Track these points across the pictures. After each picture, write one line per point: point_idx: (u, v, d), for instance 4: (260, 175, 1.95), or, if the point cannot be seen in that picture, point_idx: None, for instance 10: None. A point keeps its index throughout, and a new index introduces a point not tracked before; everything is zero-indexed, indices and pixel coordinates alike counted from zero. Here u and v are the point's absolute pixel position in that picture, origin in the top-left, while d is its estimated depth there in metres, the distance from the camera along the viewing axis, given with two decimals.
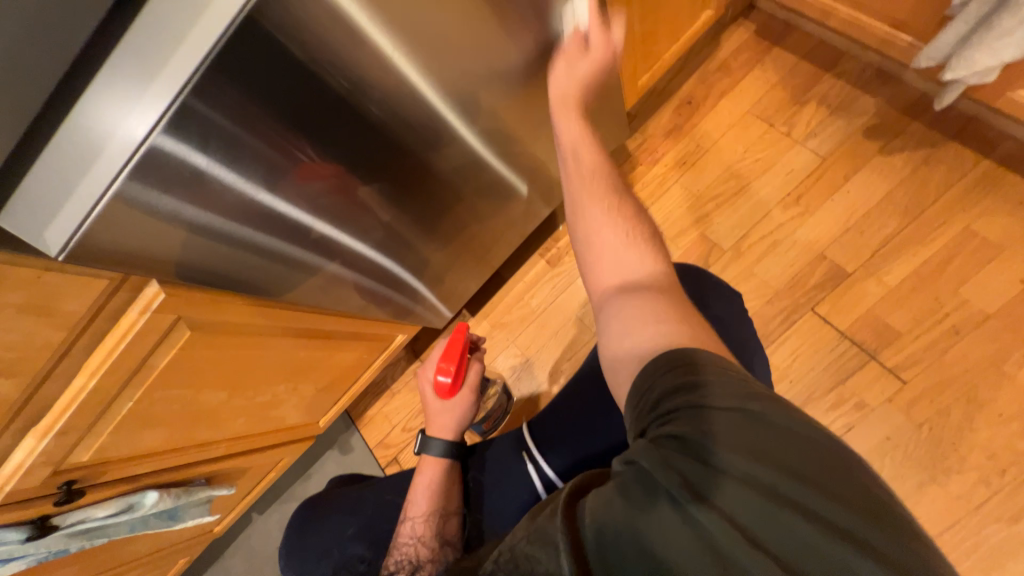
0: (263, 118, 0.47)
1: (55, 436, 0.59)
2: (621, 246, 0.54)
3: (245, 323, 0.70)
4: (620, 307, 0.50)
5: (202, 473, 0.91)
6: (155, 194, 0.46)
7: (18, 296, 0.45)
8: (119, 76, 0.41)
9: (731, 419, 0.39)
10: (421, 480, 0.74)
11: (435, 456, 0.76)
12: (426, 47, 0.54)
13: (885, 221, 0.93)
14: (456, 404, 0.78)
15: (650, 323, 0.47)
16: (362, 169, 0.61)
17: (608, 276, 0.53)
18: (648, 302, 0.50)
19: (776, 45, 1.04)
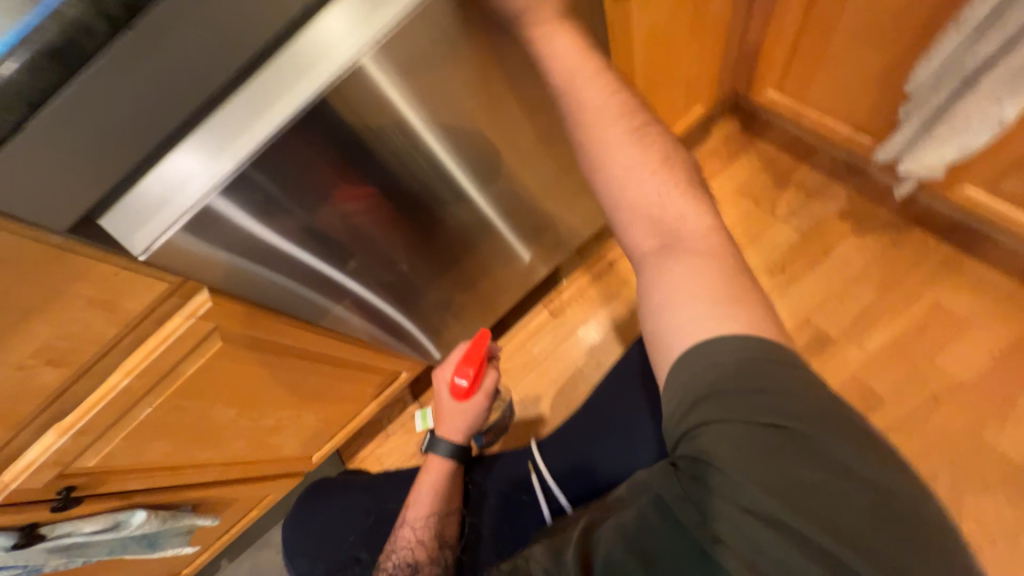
0: (321, 166, 0.57)
1: (74, 435, 0.61)
2: (663, 191, 0.47)
3: (270, 341, 0.74)
4: (668, 274, 0.45)
5: (191, 498, 0.90)
6: (231, 215, 0.54)
7: (91, 289, 0.50)
8: (225, 116, 0.49)
9: (759, 450, 0.39)
10: (427, 478, 0.80)
11: (444, 456, 0.82)
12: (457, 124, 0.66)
13: (862, 292, 1.02)
14: (470, 407, 0.84)
15: (706, 297, 0.44)
16: (394, 207, 0.69)
17: (648, 233, 0.47)
18: (699, 264, 0.45)
19: (758, 138, 1.21)
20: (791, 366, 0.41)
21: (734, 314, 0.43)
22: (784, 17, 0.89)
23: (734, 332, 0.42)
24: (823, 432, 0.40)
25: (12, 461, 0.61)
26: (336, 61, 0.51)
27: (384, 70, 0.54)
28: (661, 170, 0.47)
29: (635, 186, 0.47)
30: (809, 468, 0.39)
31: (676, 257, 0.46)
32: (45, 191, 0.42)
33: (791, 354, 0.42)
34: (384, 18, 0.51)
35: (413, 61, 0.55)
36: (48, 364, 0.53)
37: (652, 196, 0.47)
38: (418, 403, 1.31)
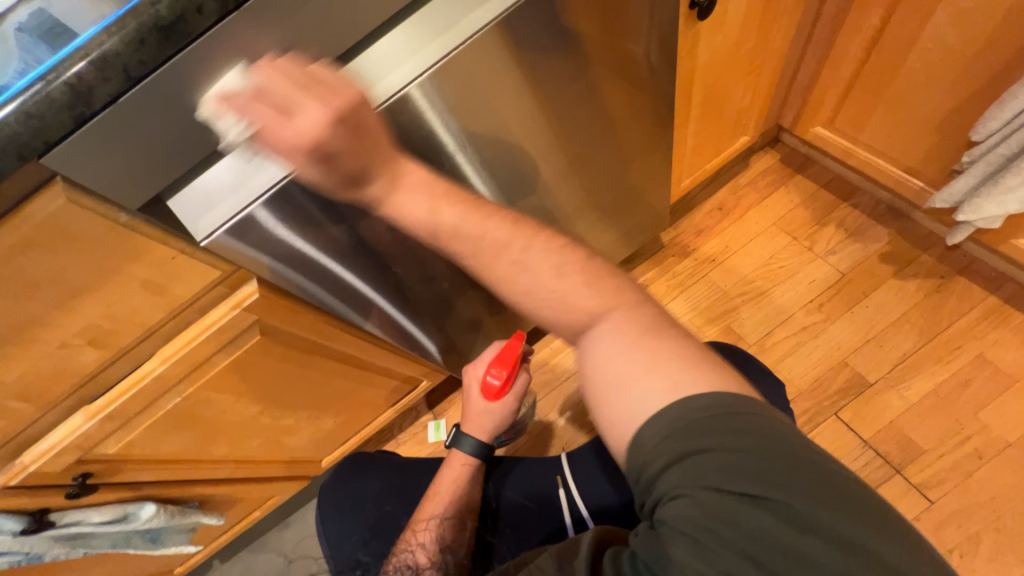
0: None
1: (101, 419, 0.59)
2: (570, 290, 0.47)
3: (305, 340, 0.72)
4: (598, 362, 0.47)
5: (200, 494, 0.86)
6: (274, 222, 0.51)
7: (147, 270, 0.48)
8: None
9: (727, 512, 0.38)
10: (447, 474, 0.78)
11: (466, 454, 0.79)
12: (521, 135, 0.65)
13: (902, 338, 1.00)
14: (497, 409, 0.80)
15: (638, 376, 0.44)
16: None
17: (568, 328, 0.49)
18: (625, 344, 0.46)
19: (798, 173, 1.20)
20: (755, 426, 0.40)
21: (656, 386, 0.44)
22: (842, 54, 0.89)
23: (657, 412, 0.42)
24: (799, 490, 0.38)
25: (34, 442, 0.58)
26: (399, 78, 0.50)
27: (440, 92, 0.52)
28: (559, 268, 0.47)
29: (542, 280, 0.47)
30: (778, 525, 0.37)
31: (601, 337, 0.47)
32: (125, 166, 0.40)
33: (755, 411, 0.42)
34: (466, 32, 0.50)
35: (470, 84, 0.54)
36: (89, 344, 0.51)
37: (560, 296, 0.47)
38: (432, 413, 1.27)
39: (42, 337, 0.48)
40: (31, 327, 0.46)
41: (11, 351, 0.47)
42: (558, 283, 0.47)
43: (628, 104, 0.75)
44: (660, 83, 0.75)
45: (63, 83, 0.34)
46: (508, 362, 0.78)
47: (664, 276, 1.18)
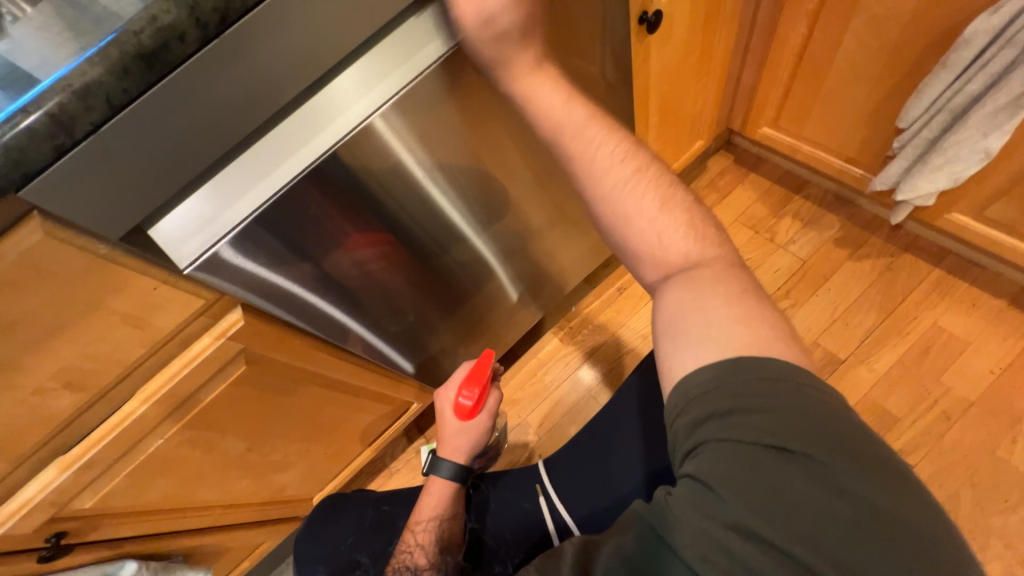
0: (340, 219, 0.57)
1: (77, 470, 0.56)
2: (667, 229, 0.49)
3: (291, 368, 0.71)
4: (677, 298, 0.46)
5: (184, 546, 0.81)
6: (242, 257, 0.51)
7: (128, 303, 0.47)
8: (279, 139, 0.49)
9: (754, 463, 0.37)
10: (428, 496, 0.74)
11: (445, 479, 0.74)
12: (494, 149, 0.68)
13: (865, 315, 1.06)
14: (473, 428, 0.77)
15: (716, 319, 0.44)
16: (406, 247, 0.68)
17: (650, 263, 0.49)
18: (708, 283, 0.46)
19: (752, 172, 1.29)
20: (795, 391, 0.39)
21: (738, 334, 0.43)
22: (777, 60, 0.98)
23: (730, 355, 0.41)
24: (828, 450, 0.37)
25: (3, 502, 0.54)
26: (363, 108, 0.52)
27: (402, 121, 0.54)
28: (664, 199, 0.49)
29: (656, 235, 0.49)
30: (805, 487, 0.36)
31: (683, 278, 0.47)
32: (108, 196, 0.40)
33: (796, 374, 0.40)
34: (426, 59, 0.53)
35: (430, 111, 0.57)
36: (65, 388, 0.49)
37: (661, 230, 0.49)
38: (423, 437, 1.24)
39: (14, 384, 0.45)
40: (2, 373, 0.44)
41: None
42: (657, 219, 0.49)
43: None
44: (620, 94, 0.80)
45: (45, 113, 0.35)
46: (480, 379, 0.76)
47: None
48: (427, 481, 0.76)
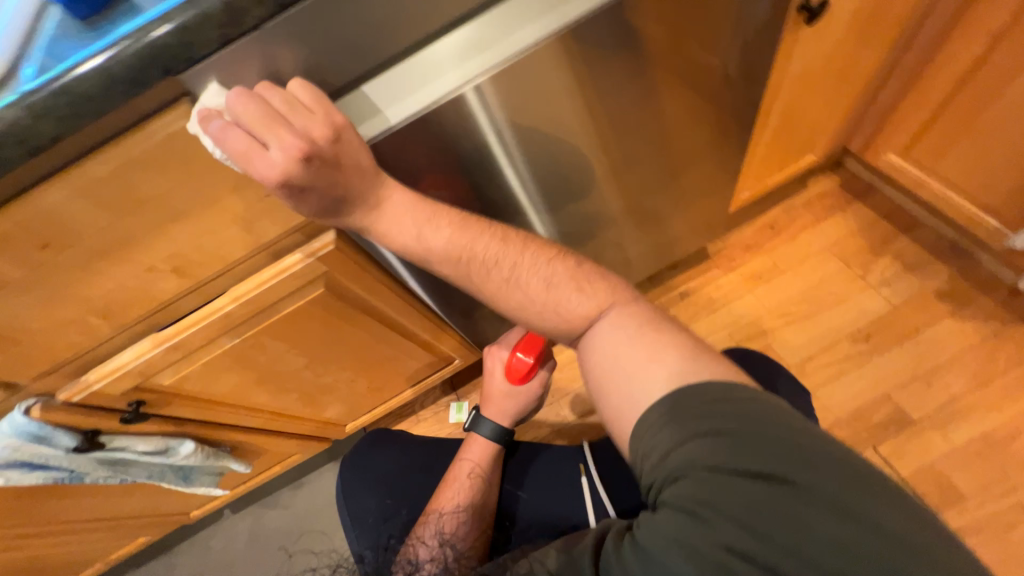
0: (419, 161, 0.54)
1: (167, 348, 0.60)
2: (559, 299, 0.49)
3: (361, 301, 0.72)
4: (608, 349, 0.48)
5: (234, 440, 0.88)
6: None
7: (241, 203, 0.49)
8: (412, 67, 0.48)
9: (732, 487, 0.38)
10: (470, 454, 0.75)
11: (484, 437, 0.76)
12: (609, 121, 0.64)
13: (953, 379, 0.97)
14: (521, 393, 0.78)
15: (636, 365, 0.46)
16: (477, 200, 0.65)
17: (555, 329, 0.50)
18: (620, 340, 0.48)
19: (858, 200, 1.18)
20: (770, 418, 0.40)
21: (655, 375, 0.45)
22: (931, 79, 0.87)
23: (648, 406, 0.43)
24: (805, 473, 0.38)
25: (102, 361, 0.60)
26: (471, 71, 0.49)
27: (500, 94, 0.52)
28: (549, 279, 0.49)
29: (531, 287, 0.48)
30: (790, 508, 0.36)
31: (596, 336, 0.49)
32: (253, 95, 0.41)
33: (774, 408, 0.41)
34: (559, 26, 0.50)
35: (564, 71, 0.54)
36: (173, 271, 0.52)
37: (555, 303, 0.49)
38: (455, 393, 1.27)
39: (133, 258, 0.49)
40: (126, 245, 0.47)
41: (102, 266, 0.48)
42: (559, 296, 0.49)
43: (712, 105, 0.74)
44: (749, 86, 0.74)
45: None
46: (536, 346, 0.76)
47: (707, 287, 1.19)
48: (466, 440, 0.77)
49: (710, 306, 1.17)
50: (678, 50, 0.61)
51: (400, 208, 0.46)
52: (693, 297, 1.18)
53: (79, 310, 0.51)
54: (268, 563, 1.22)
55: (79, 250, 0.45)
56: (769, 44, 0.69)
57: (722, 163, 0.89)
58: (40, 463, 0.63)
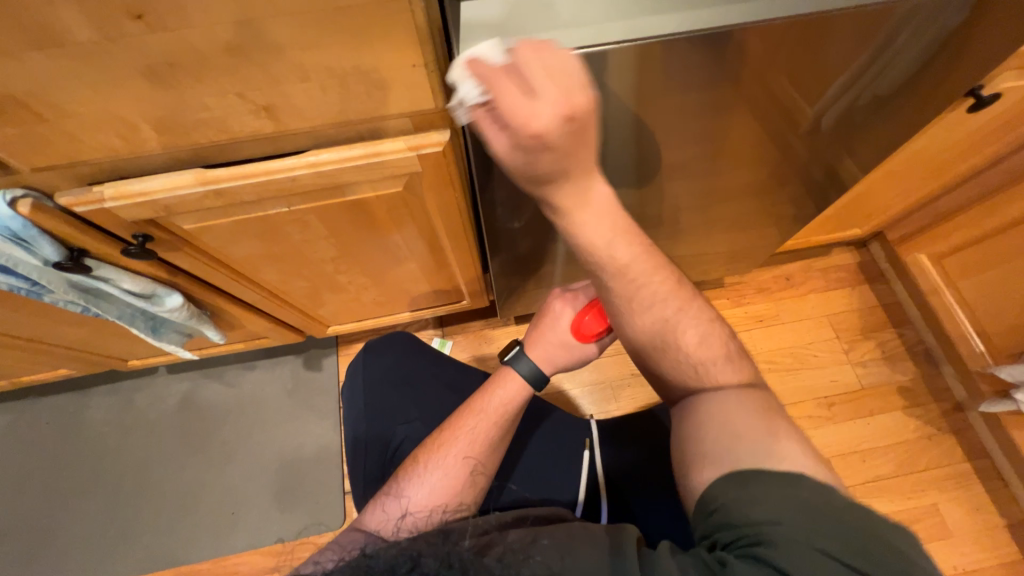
0: None
1: (210, 192, 0.50)
2: (708, 363, 0.50)
3: (424, 213, 0.65)
4: (717, 406, 0.47)
5: (221, 307, 0.79)
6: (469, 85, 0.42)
7: (381, 61, 0.41)
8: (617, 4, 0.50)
9: (809, 553, 0.37)
10: (498, 391, 0.60)
11: (520, 377, 0.61)
12: (739, 125, 0.63)
13: (883, 462, 1.10)
14: (578, 349, 0.62)
15: (751, 430, 0.44)
16: None
17: (682, 386, 0.51)
18: (743, 407, 0.47)
19: (866, 283, 1.26)
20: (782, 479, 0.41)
21: (766, 448, 0.43)
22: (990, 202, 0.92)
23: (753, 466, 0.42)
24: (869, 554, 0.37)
25: (125, 177, 0.49)
26: (649, 26, 0.49)
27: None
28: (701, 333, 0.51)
29: (687, 339, 0.50)
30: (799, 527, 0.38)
31: (723, 396, 0.48)
32: None
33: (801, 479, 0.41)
34: (715, 21, 0.50)
35: (743, 61, 0.53)
36: (263, 109, 0.43)
37: (697, 362, 0.50)
38: (441, 330, 1.23)
39: (229, 75, 0.39)
40: (230, 56, 0.38)
41: (189, 71, 0.38)
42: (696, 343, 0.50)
43: (824, 149, 0.73)
44: (863, 145, 0.74)
45: None
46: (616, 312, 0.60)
47: None
48: (500, 372, 0.63)
49: None
50: (821, 82, 0.60)
51: (606, 208, 0.44)
52: None
53: (135, 110, 0.41)
54: (197, 434, 1.15)
55: (175, 40, 0.36)
56: (898, 114, 0.68)
57: (793, 206, 0.89)
58: (6, 265, 0.53)
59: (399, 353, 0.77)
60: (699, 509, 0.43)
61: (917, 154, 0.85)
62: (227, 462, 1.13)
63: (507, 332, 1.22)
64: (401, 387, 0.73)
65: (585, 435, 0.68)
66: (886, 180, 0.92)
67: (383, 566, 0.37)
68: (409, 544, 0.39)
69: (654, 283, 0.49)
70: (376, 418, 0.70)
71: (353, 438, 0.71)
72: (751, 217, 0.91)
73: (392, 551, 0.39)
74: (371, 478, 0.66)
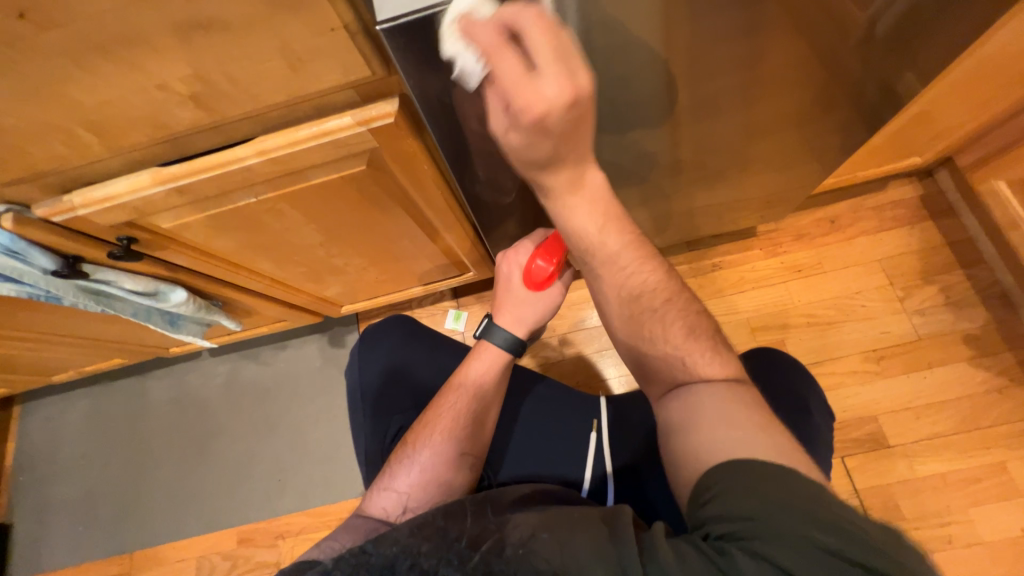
0: None
1: (171, 190, 0.50)
2: (695, 354, 0.46)
3: (399, 189, 0.62)
4: (707, 401, 0.43)
5: (229, 297, 0.82)
6: (395, 50, 0.38)
7: (297, 30, 0.37)
8: None
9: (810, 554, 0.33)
10: (474, 364, 0.58)
11: (494, 347, 0.58)
12: (753, 49, 0.53)
13: (941, 417, 1.00)
14: (543, 300, 0.59)
15: (736, 423, 0.40)
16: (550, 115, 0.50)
17: (669, 376, 0.46)
18: (725, 402, 0.42)
19: (931, 219, 1.09)
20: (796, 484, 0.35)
21: (754, 447, 0.38)
22: None
23: (740, 459, 0.37)
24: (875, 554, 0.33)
25: (89, 183, 0.49)
26: None
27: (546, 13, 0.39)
28: (688, 328, 0.47)
29: (670, 329, 0.47)
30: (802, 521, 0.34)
31: (703, 391, 0.43)
32: None
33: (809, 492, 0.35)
34: None
35: None
36: (189, 98, 0.41)
37: (684, 353, 0.46)
38: (456, 301, 1.22)
39: (139, 66, 0.37)
40: (131, 44, 0.35)
41: (98, 67, 0.36)
42: (685, 339, 0.47)
43: (867, 68, 0.60)
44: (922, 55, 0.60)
45: None
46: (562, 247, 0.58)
47: (744, 266, 1.13)
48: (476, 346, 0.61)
49: (739, 285, 1.13)
50: None
51: (599, 196, 0.46)
52: (724, 273, 1.13)
53: (66, 115, 0.40)
54: (242, 409, 1.25)
55: (71, 35, 0.34)
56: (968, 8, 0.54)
57: (833, 138, 0.77)
58: (15, 277, 0.57)
59: (393, 340, 0.76)
60: (693, 497, 0.39)
61: (995, 56, 0.69)
62: (270, 433, 1.22)
63: None
64: (398, 376, 0.73)
65: (593, 416, 0.66)
66: (956, 93, 0.76)
67: (381, 564, 0.36)
68: (409, 540, 0.38)
69: (644, 270, 0.49)
70: (379, 405, 0.71)
71: (358, 426, 0.72)
72: (780, 156, 0.80)
73: (389, 546, 0.38)
74: (376, 460, 0.69)
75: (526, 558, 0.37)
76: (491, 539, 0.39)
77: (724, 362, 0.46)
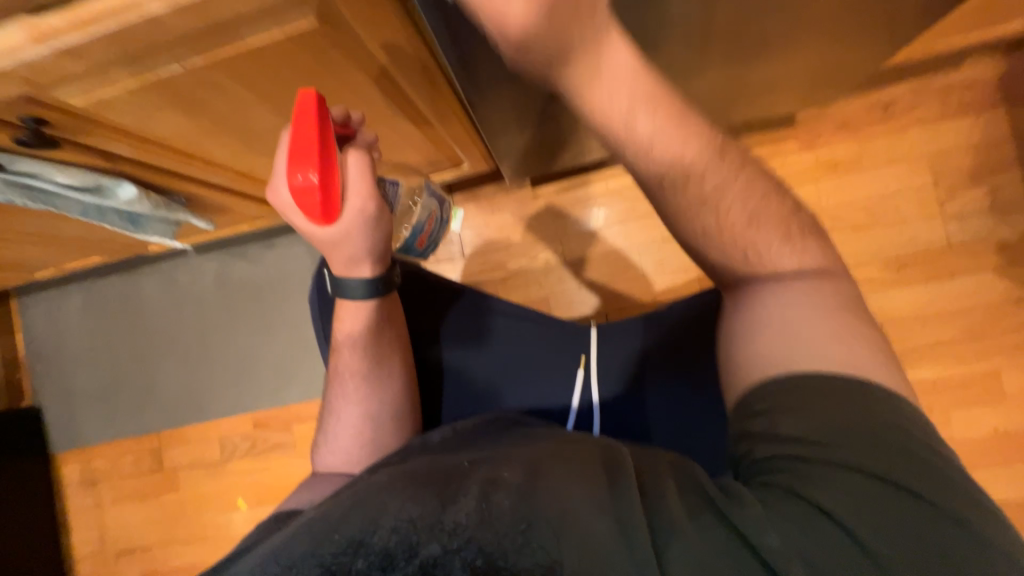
0: None
1: (60, 51, 0.38)
2: (762, 245, 0.42)
3: (366, 57, 0.49)
4: (781, 309, 0.41)
5: (193, 193, 0.72)
6: None
7: None
8: None
9: (845, 471, 0.34)
10: (342, 323, 0.58)
11: (353, 299, 0.56)
12: None
13: (947, 326, 0.97)
14: (351, 230, 0.48)
15: (816, 338, 0.39)
16: None
17: (730, 273, 0.44)
18: (800, 306, 0.40)
19: (1002, 107, 0.94)
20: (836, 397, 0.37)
21: (806, 358, 0.38)
22: None
23: (793, 371, 0.38)
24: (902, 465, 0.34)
25: None
26: None
27: None
28: (754, 213, 0.42)
29: (729, 218, 0.42)
30: (834, 438, 0.35)
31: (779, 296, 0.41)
32: None
33: (845, 399, 0.37)
34: None
35: None
36: None
37: (750, 245, 0.42)
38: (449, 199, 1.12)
39: None
40: None
41: None
42: (749, 229, 0.42)
43: None
44: None
45: None
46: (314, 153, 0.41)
47: (774, 161, 1.00)
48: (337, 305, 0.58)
49: None
50: None
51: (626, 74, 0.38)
52: None
53: None
54: (238, 307, 1.24)
55: None
56: None
57: None
58: None
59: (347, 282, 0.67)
60: (742, 407, 0.40)
61: None
62: (268, 332, 1.23)
63: (521, 198, 1.07)
64: None
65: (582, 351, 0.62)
66: None
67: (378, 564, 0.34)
68: (407, 527, 0.36)
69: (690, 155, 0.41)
70: None
71: None
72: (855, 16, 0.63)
73: (388, 533, 0.36)
74: None
75: (528, 544, 0.34)
76: (488, 513, 0.36)
77: (803, 249, 0.42)
